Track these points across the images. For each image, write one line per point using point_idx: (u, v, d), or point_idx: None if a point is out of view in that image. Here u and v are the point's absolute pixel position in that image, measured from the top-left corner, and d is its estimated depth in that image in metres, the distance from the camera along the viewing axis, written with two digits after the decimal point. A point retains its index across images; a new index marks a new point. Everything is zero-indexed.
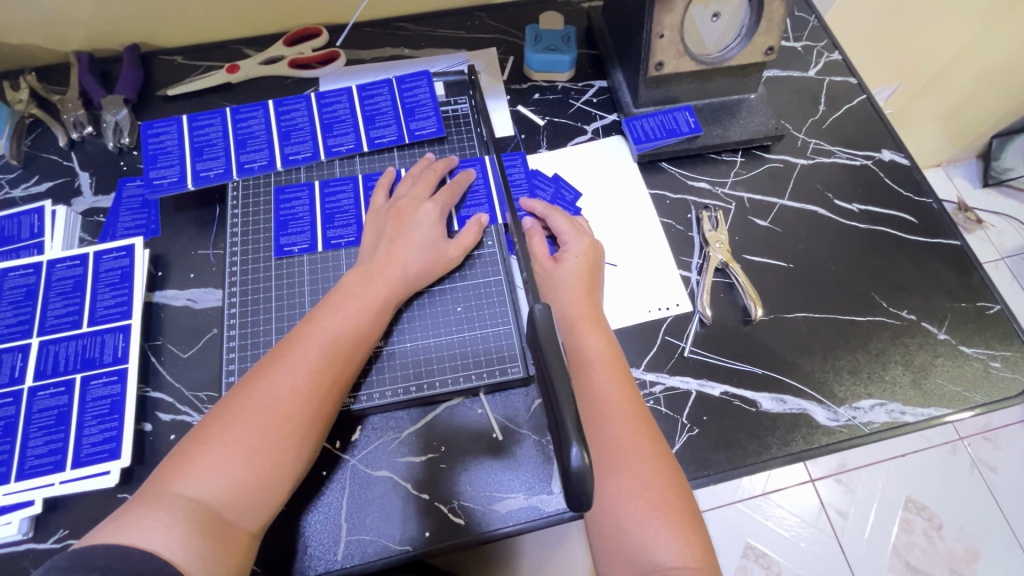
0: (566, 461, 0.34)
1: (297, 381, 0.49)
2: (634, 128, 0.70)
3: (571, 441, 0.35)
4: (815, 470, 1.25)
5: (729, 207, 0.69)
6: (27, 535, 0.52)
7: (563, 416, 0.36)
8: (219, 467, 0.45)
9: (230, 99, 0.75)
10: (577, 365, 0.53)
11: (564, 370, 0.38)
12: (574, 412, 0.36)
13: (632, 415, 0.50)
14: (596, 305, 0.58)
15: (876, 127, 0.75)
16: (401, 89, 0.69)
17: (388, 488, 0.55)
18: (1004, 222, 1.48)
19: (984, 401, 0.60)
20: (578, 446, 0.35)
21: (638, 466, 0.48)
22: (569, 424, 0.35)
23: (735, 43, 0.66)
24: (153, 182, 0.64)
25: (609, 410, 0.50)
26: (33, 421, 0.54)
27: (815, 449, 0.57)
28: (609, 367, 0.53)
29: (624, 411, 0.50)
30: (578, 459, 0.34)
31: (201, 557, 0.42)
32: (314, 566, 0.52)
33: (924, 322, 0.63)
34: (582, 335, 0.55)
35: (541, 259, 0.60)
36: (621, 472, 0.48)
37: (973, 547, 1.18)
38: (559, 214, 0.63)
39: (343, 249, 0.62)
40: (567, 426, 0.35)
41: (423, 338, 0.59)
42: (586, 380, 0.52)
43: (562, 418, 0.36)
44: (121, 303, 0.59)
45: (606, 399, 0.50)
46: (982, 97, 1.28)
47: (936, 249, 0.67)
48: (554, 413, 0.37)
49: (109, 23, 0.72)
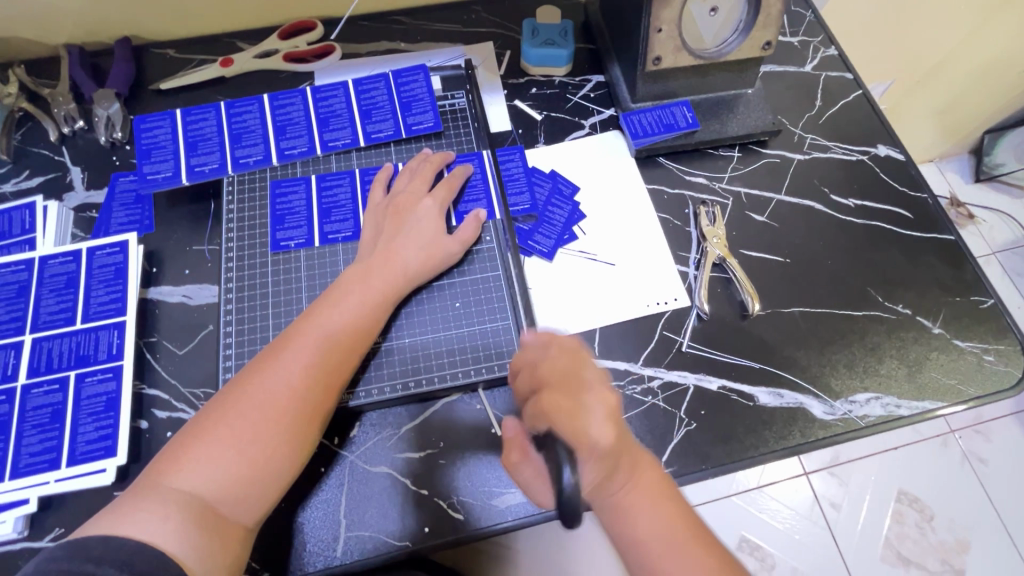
0: (559, 487, 0.38)
1: (293, 376, 0.49)
2: (632, 123, 0.70)
3: (563, 462, 0.39)
4: (809, 463, 1.26)
5: (727, 202, 0.69)
6: (22, 533, 0.51)
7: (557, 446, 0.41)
8: (215, 461, 0.45)
9: (224, 93, 0.74)
10: (630, 543, 0.47)
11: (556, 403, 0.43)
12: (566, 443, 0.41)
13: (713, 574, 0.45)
14: (634, 455, 0.49)
15: (872, 122, 0.75)
16: (397, 82, 0.69)
17: (387, 484, 0.55)
18: (995, 217, 1.50)
19: (978, 394, 0.60)
20: (569, 468, 0.39)
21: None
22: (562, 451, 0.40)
23: (733, 38, 0.66)
24: (146, 177, 0.63)
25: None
26: (26, 418, 0.54)
27: (812, 442, 0.58)
28: (669, 536, 0.47)
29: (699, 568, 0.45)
30: (570, 482, 0.38)
31: (197, 550, 0.42)
32: (313, 562, 0.52)
33: (919, 317, 0.64)
34: (633, 508, 0.48)
35: (510, 420, 0.51)
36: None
37: (964, 538, 1.20)
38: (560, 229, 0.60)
39: (340, 244, 0.62)
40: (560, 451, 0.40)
41: (421, 334, 0.59)
42: (648, 557, 0.46)
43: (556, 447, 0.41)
44: (115, 299, 0.59)
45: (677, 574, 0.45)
46: (975, 92, 1.29)
47: (931, 243, 0.68)
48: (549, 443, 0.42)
49: (100, 15, 0.71)
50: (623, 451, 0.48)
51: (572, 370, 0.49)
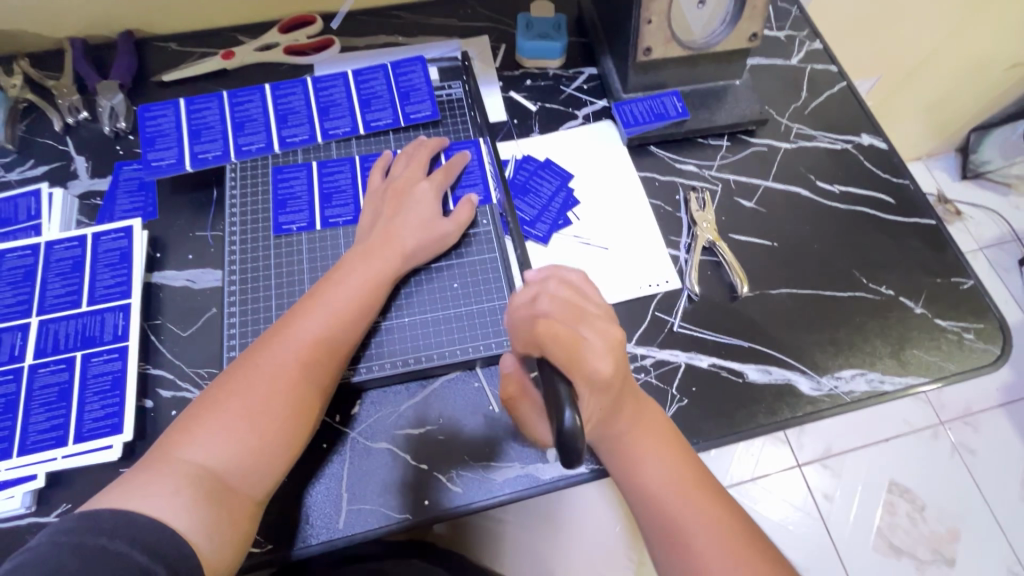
0: (560, 425, 0.39)
1: (298, 351, 0.51)
2: (624, 113, 0.72)
3: (564, 405, 0.40)
4: (802, 455, 1.28)
5: (716, 189, 0.71)
6: (29, 508, 0.52)
7: (558, 389, 0.41)
8: (223, 434, 0.47)
9: (226, 85, 0.75)
10: (637, 489, 0.50)
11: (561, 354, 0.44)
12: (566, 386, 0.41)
13: (720, 527, 0.47)
14: (639, 401, 0.52)
15: (856, 113, 0.77)
16: (395, 73, 0.71)
17: (388, 459, 0.56)
18: (982, 214, 1.53)
19: (958, 369, 0.62)
20: (571, 410, 0.39)
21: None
22: (563, 394, 0.40)
23: (721, 29, 0.68)
24: (150, 164, 0.65)
25: (692, 533, 0.47)
26: (33, 397, 0.55)
27: (800, 417, 0.60)
28: (674, 484, 0.49)
29: (707, 518, 0.47)
30: (571, 423, 0.39)
31: (206, 524, 0.43)
32: (316, 535, 0.53)
33: (902, 297, 0.66)
34: (641, 458, 0.50)
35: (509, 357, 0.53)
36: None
37: (954, 526, 1.22)
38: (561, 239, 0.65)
39: (341, 228, 0.64)
40: (561, 394, 0.40)
41: (420, 314, 0.60)
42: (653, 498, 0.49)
43: (557, 390, 0.41)
44: (120, 283, 0.60)
45: (675, 519, 0.48)
46: (960, 90, 1.32)
47: (912, 227, 0.70)
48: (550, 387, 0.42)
49: (105, 9, 0.73)
50: (625, 393, 0.50)
51: (574, 301, 0.48)
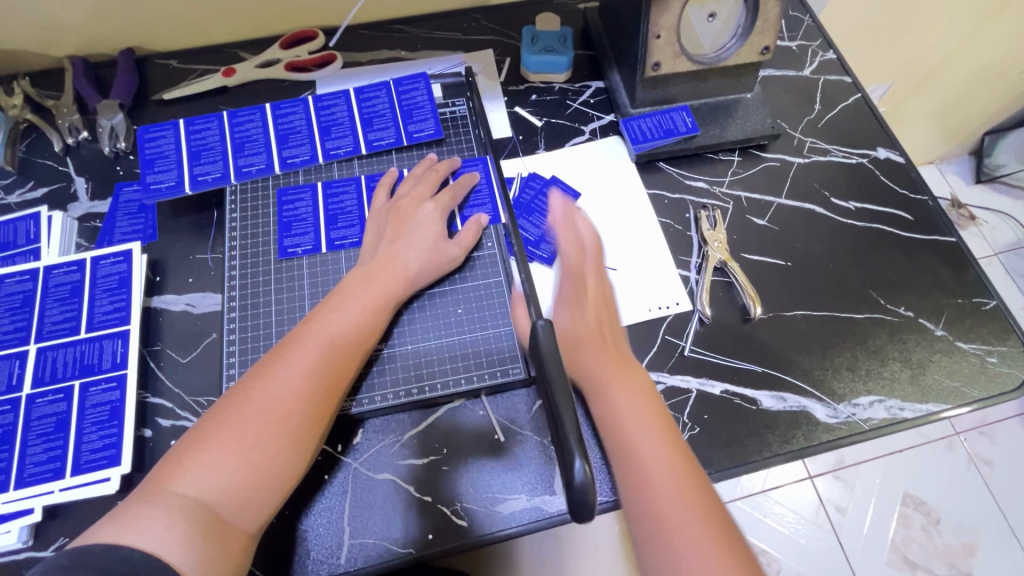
0: (570, 474, 0.37)
1: (294, 380, 0.50)
2: (632, 129, 0.70)
3: (575, 454, 0.38)
4: (814, 467, 1.26)
5: (727, 206, 0.69)
6: (26, 543, 0.51)
7: (567, 431, 0.39)
8: (218, 465, 0.46)
9: (227, 103, 0.74)
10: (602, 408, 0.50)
11: (564, 388, 0.42)
12: (576, 428, 0.39)
13: (665, 448, 0.46)
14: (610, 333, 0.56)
15: (871, 125, 0.75)
16: (398, 91, 0.69)
17: (390, 490, 0.55)
18: (997, 218, 1.50)
19: (981, 396, 0.60)
20: (580, 460, 0.38)
21: (677, 513, 0.42)
22: (572, 441, 0.38)
23: (733, 42, 0.66)
24: (149, 186, 0.64)
25: (643, 457, 0.45)
26: (31, 427, 0.54)
27: (815, 446, 0.58)
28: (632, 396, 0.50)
29: (665, 457, 0.45)
30: (581, 473, 0.37)
31: (200, 560, 0.42)
32: (316, 570, 0.52)
33: (921, 319, 0.64)
34: (611, 390, 0.50)
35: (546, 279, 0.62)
36: (657, 510, 0.43)
37: (971, 541, 1.19)
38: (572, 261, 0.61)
39: (344, 250, 0.62)
40: (570, 441, 0.38)
41: (423, 339, 0.59)
42: (619, 431, 0.48)
43: (565, 433, 0.39)
44: (118, 308, 0.59)
45: (619, 423, 0.48)
46: (973, 94, 1.29)
47: (931, 245, 0.68)
48: (558, 427, 0.40)
49: (105, 27, 0.72)
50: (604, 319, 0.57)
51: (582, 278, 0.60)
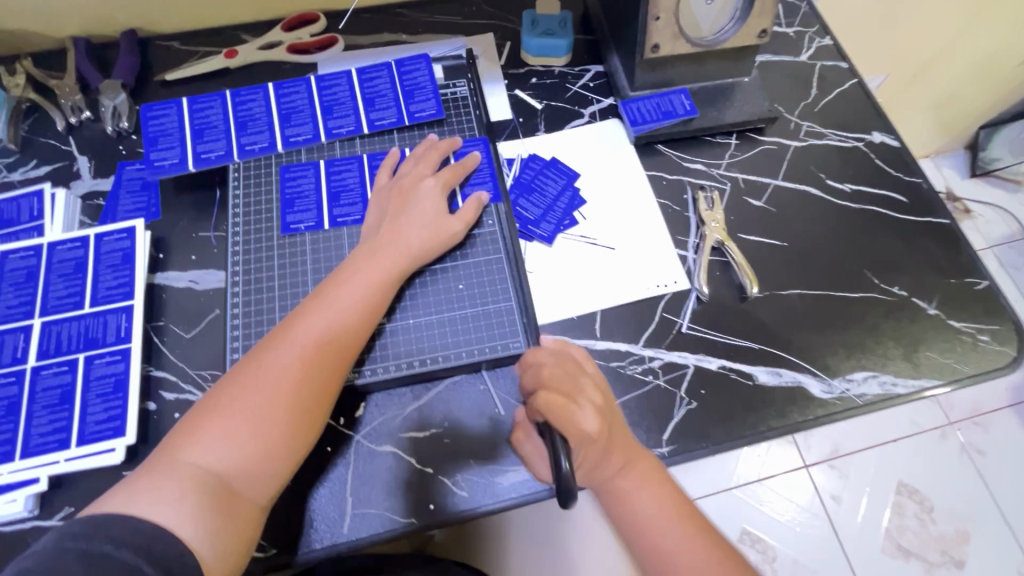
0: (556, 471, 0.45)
1: (301, 354, 0.50)
2: (631, 110, 0.71)
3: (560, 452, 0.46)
4: (809, 456, 1.27)
5: (725, 187, 0.70)
6: (32, 512, 0.52)
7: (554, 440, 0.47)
8: (226, 439, 0.46)
9: (228, 84, 0.75)
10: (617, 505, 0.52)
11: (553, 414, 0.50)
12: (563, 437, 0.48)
13: (677, 526, 0.50)
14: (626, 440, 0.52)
15: (866, 110, 0.76)
16: (400, 71, 0.70)
17: (393, 462, 0.56)
18: (992, 212, 1.51)
19: (972, 372, 0.61)
20: (565, 457, 0.46)
21: None
22: (559, 443, 0.47)
23: (730, 26, 0.67)
24: (153, 164, 0.64)
25: (663, 545, 0.50)
26: (35, 400, 0.54)
27: (810, 421, 0.59)
28: (642, 486, 0.52)
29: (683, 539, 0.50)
30: (566, 468, 0.44)
31: (211, 531, 0.43)
32: (320, 539, 0.53)
33: (914, 298, 0.65)
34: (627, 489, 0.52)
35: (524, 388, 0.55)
36: None
37: (964, 529, 1.21)
38: (561, 385, 0.52)
39: (347, 227, 0.63)
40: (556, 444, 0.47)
41: (425, 315, 0.60)
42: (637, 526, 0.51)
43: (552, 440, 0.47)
44: (122, 284, 0.60)
45: (636, 513, 0.51)
46: (968, 87, 1.30)
47: (925, 227, 0.69)
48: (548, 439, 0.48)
49: (108, 8, 0.73)
50: (616, 435, 0.52)
51: (570, 376, 0.53)
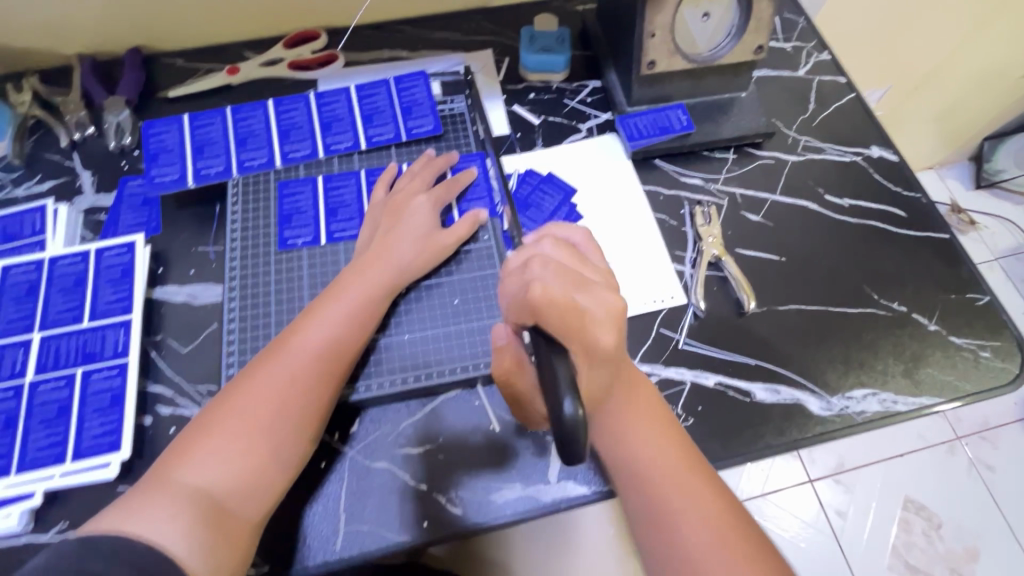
0: (559, 414, 0.37)
1: (294, 369, 0.51)
2: (628, 126, 0.71)
3: (564, 393, 0.37)
4: (814, 471, 1.25)
5: (723, 202, 0.70)
6: (26, 527, 0.52)
7: (557, 374, 0.39)
8: (219, 454, 0.46)
9: (230, 100, 0.76)
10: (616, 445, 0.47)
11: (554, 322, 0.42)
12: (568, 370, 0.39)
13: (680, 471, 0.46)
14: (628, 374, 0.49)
15: (864, 124, 0.76)
16: (398, 88, 0.71)
17: (387, 478, 0.55)
18: (998, 224, 1.50)
19: (974, 390, 0.60)
20: (570, 398, 0.37)
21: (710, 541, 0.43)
22: (562, 380, 0.38)
23: (726, 42, 0.67)
24: (154, 180, 0.65)
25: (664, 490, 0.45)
26: (33, 414, 0.55)
27: (809, 438, 0.58)
28: (643, 425, 0.48)
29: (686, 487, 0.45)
30: (570, 411, 0.37)
31: (203, 549, 0.43)
32: (312, 557, 0.52)
33: (915, 314, 0.64)
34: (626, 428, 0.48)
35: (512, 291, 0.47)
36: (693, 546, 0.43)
37: (973, 546, 1.18)
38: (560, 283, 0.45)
39: (343, 242, 0.63)
40: (560, 381, 0.38)
41: (420, 330, 0.60)
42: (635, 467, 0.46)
43: (555, 374, 0.39)
44: (122, 298, 0.60)
45: (634, 456, 0.47)
46: (970, 99, 1.30)
47: (925, 241, 0.68)
48: (546, 372, 0.39)
49: (114, 27, 0.74)
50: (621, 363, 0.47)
51: (572, 277, 0.46)
